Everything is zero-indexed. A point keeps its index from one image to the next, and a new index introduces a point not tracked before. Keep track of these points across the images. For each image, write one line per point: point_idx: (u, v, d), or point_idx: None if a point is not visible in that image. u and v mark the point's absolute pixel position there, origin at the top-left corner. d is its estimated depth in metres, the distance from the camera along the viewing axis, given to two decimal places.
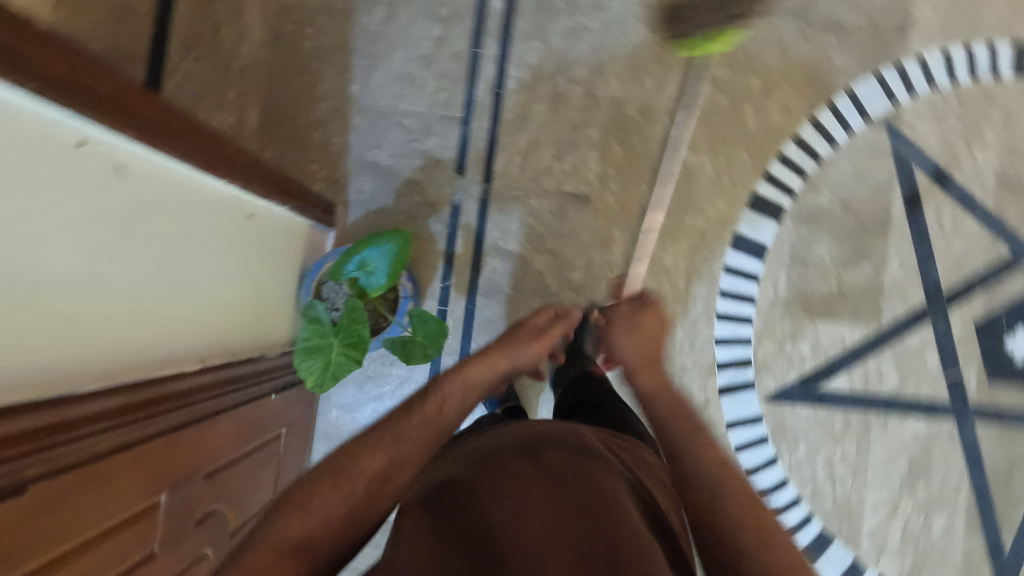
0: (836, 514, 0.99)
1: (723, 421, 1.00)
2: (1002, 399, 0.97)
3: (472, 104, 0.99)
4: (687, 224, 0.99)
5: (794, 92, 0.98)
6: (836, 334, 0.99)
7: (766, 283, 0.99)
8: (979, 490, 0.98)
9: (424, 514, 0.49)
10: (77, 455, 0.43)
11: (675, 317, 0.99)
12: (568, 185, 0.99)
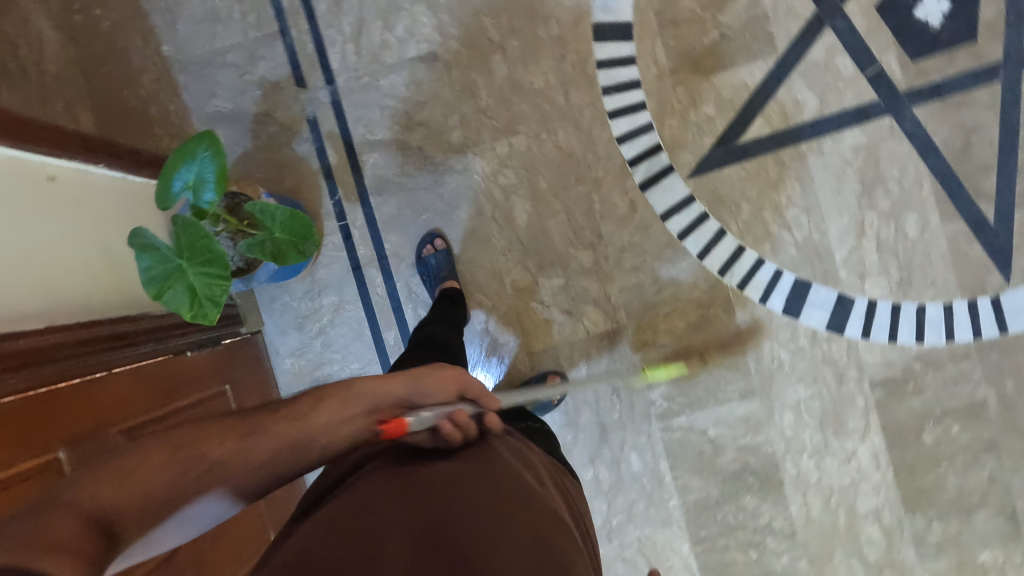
0: (806, 260, 0.93)
1: (657, 215, 0.94)
2: (930, 70, 0.91)
3: (282, 12, 0.94)
4: (543, 37, 0.93)
5: None
6: (737, 80, 0.92)
7: (645, 60, 0.93)
8: (942, 174, 0.91)
9: (408, 518, 0.46)
10: None
11: (568, 135, 0.94)
12: (410, 50, 0.94)
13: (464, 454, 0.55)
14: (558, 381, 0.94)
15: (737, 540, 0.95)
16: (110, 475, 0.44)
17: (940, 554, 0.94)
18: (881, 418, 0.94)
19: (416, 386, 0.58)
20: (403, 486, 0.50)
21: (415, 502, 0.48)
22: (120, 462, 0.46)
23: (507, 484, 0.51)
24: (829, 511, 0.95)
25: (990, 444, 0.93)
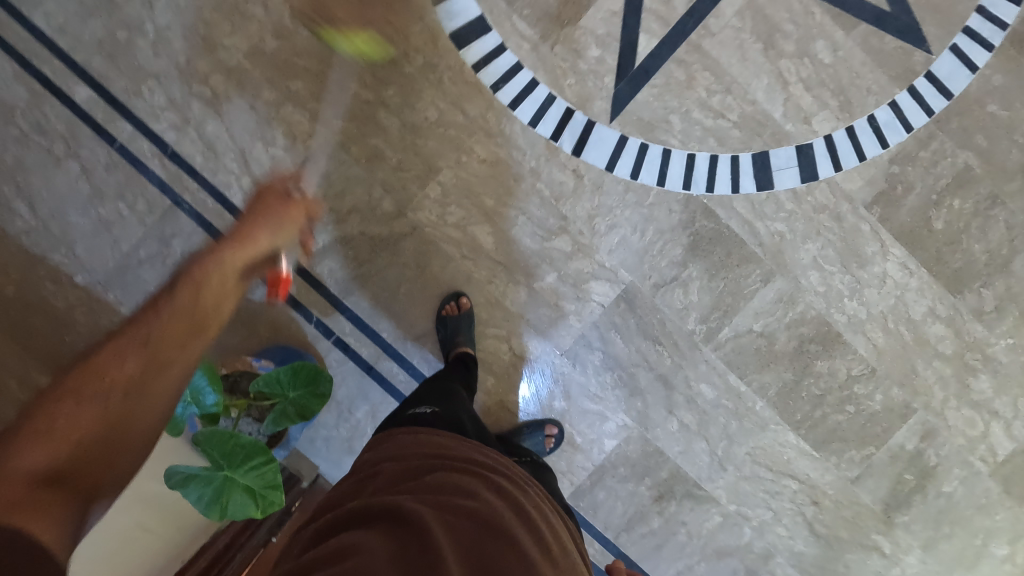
0: (752, 134, 0.94)
1: (603, 170, 0.94)
2: None
3: (166, 184, 0.91)
4: (412, 71, 0.91)
5: None
6: (603, 11, 0.92)
7: (514, 40, 0.91)
8: None
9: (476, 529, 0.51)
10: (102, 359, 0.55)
11: (485, 144, 0.92)
12: (302, 152, 0.91)
13: (527, 500, 0.60)
14: (554, 430, 0.96)
15: (830, 404, 0.98)
16: (117, 361, 0.53)
17: (1002, 314, 0.97)
18: (892, 230, 0.96)
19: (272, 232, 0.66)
20: (485, 506, 0.55)
21: (500, 542, 0.51)
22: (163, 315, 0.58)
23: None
24: (893, 333, 0.97)
25: (991, 198, 0.96)
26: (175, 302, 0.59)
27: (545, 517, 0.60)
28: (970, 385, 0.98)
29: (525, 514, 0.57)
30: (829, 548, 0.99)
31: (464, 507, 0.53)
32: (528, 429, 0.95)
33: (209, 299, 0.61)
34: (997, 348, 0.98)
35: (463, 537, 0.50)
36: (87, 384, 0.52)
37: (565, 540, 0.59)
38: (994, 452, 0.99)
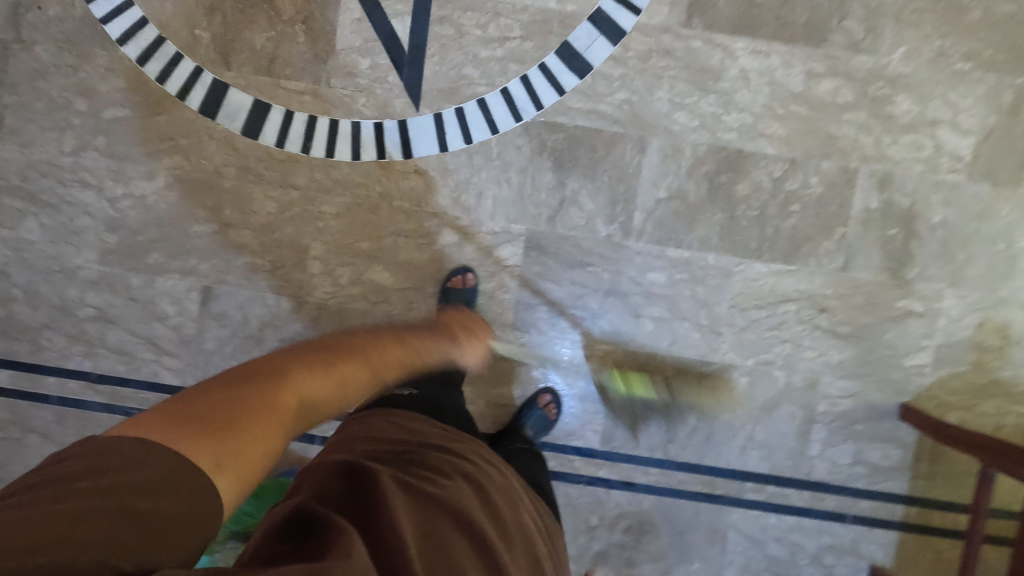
0: (543, 35, 0.92)
1: (440, 153, 0.94)
2: None
3: (110, 403, 0.97)
4: (233, 184, 0.95)
5: (91, 62, 0.93)
6: (348, 24, 0.92)
7: (295, 101, 0.93)
8: None
9: (442, 516, 0.57)
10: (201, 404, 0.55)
11: (330, 200, 0.95)
12: (193, 307, 0.96)
13: (499, 493, 0.65)
14: (549, 399, 0.96)
15: (775, 215, 0.93)
16: (297, 390, 0.61)
17: (877, 31, 0.91)
18: (724, 29, 0.92)
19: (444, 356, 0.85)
20: (455, 495, 0.60)
21: (451, 521, 0.57)
22: (317, 381, 0.64)
23: (522, 563, 0.58)
24: (789, 116, 0.92)
25: None
26: (345, 371, 0.68)
27: (514, 505, 0.65)
28: (892, 114, 0.92)
29: (492, 497, 0.63)
30: (864, 341, 0.95)
31: (438, 482, 0.60)
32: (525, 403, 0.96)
33: (338, 381, 0.67)
34: (894, 64, 0.92)
35: (431, 508, 0.57)
36: (243, 395, 0.56)
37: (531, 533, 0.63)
38: (959, 158, 0.93)
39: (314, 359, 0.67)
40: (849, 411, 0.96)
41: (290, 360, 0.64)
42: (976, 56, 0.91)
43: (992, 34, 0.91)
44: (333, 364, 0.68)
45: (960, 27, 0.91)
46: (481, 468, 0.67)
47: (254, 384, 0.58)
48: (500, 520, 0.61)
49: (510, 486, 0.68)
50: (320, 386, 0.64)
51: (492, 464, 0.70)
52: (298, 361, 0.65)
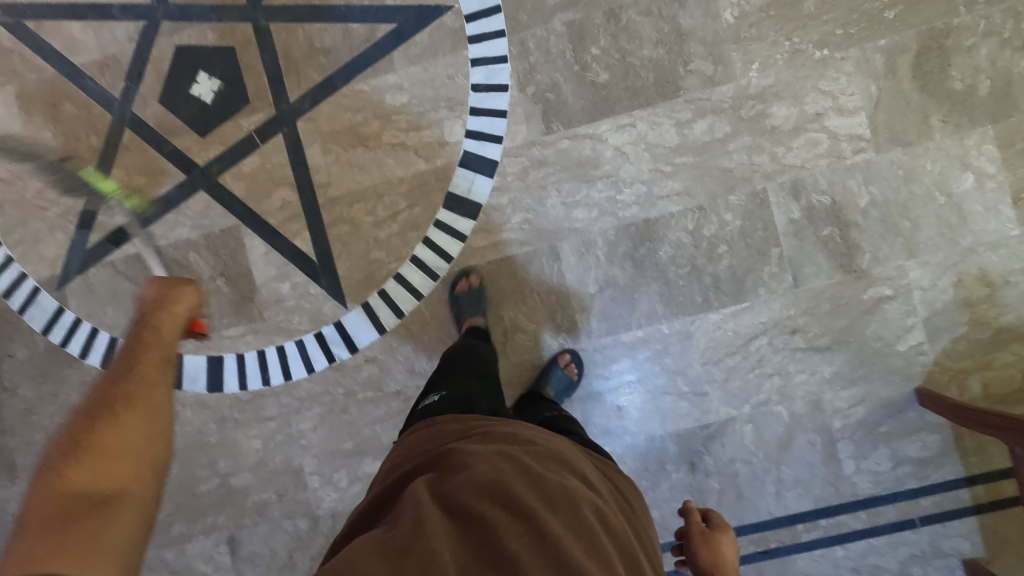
0: (427, 196, 0.97)
1: (381, 335, 0.98)
2: (256, 86, 0.99)
3: None
4: (217, 436, 1.01)
5: (67, 381, 1.03)
6: (258, 259, 1.00)
7: (240, 344, 1.00)
8: (350, 73, 0.97)
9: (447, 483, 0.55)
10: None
11: (303, 417, 0.99)
12: (224, 557, 1.01)
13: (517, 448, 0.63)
14: (568, 355, 0.94)
15: (706, 261, 0.93)
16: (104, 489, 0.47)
17: (724, 59, 0.92)
18: (583, 119, 0.94)
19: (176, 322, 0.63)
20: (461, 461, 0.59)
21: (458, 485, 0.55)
22: (110, 431, 0.51)
23: (529, 486, 0.55)
24: (677, 169, 0.93)
25: (610, 14, 0.93)
26: (130, 413, 0.53)
27: (539, 459, 0.61)
28: (774, 125, 0.91)
29: (538, 470, 0.59)
30: (849, 344, 0.91)
31: (473, 469, 0.56)
32: (546, 363, 0.94)
33: (128, 438, 0.52)
34: (754, 80, 0.92)
35: (460, 496, 0.53)
36: (76, 527, 0.44)
37: (561, 477, 0.59)
38: (859, 136, 0.90)
39: (104, 408, 0.53)
40: (867, 417, 0.91)
41: (69, 449, 0.49)
42: (829, 40, 0.90)
43: (834, 14, 0.90)
44: (118, 412, 0.53)
45: (801, 21, 0.91)
46: (528, 449, 0.63)
47: (81, 509, 0.46)
48: (544, 486, 0.56)
49: (567, 464, 0.63)
50: (103, 472, 0.48)
51: (553, 446, 0.67)
52: (73, 433, 0.51)
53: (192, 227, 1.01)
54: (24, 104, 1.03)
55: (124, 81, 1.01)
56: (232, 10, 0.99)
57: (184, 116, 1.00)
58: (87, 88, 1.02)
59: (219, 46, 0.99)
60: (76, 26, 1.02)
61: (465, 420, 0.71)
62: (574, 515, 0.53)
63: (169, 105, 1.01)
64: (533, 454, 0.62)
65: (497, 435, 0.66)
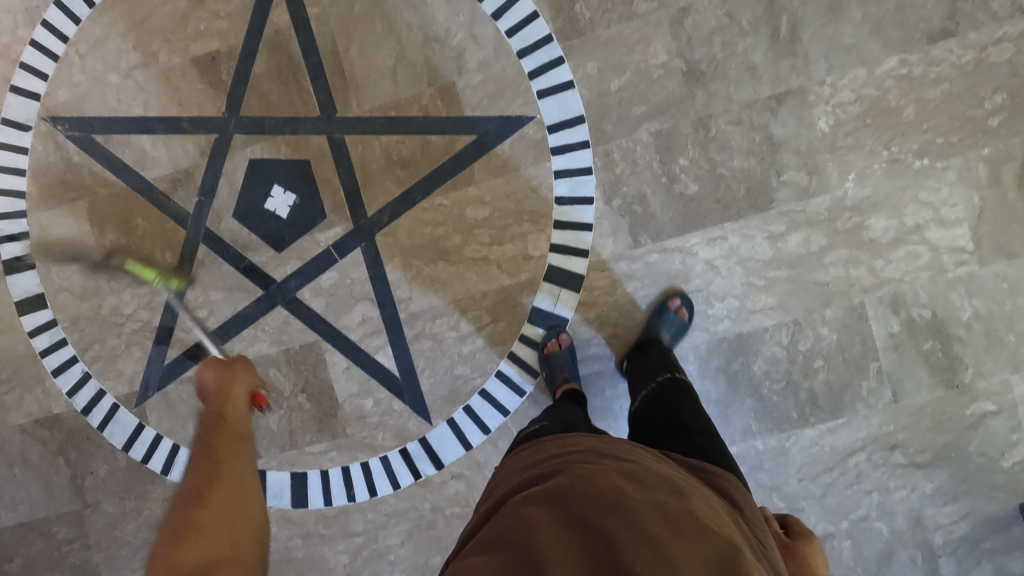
0: (511, 309, 0.95)
1: (467, 450, 0.97)
2: (332, 200, 0.97)
3: None
4: (302, 552, 1.01)
5: (150, 496, 1.03)
6: (340, 374, 0.98)
7: (324, 461, 0.99)
8: (430, 185, 0.95)
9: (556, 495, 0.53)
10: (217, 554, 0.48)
11: (390, 534, 0.99)
12: None
13: (616, 460, 0.61)
14: (677, 301, 0.90)
15: (801, 375, 0.91)
16: (228, 547, 0.48)
17: (820, 169, 0.89)
18: (672, 231, 0.92)
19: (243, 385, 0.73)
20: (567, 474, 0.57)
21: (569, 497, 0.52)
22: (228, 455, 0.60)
23: (644, 497, 0.52)
24: (771, 284, 0.90)
25: (699, 123, 0.90)
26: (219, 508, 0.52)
27: (644, 468, 0.59)
28: (872, 236, 0.89)
29: (655, 490, 0.54)
30: (950, 460, 0.89)
31: (585, 483, 0.54)
32: (656, 311, 0.91)
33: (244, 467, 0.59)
34: (850, 190, 0.89)
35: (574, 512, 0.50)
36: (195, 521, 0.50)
37: (676, 488, 0.56)
38: (962, 248, 0.87)
39: (194, 497, 0.53)
40: (969, 533, 0.90)
41: (170, 536, 0.48)
42: (930, 148, 0.87)
43: (934, 123, 0.87)
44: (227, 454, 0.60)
45: (900, 130, 0.88)
46: (644, 470, 0.59)
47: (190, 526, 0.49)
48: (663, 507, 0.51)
49: (686, 485, 0.58)
50: (206, 534, 0.49)
51: (665, 469, 0.62)
52: (189, 487, 0.55)
53: (271, 342, 0.99)
54: (96, 220, 1.01)
55: (197, 196, 0.99)
56: (305, 121, 0.97)
57: (259, 231, 0.99)
58: (159, 203, 1.00)
59: (293, 159, 0.97)
60: (145, 140, 0.99)
61: (562, 440, 0.70)
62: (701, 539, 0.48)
63: (244, 218, 0.99)
64: (648, 472, 0.58)
65: (609, 453, 0.63)
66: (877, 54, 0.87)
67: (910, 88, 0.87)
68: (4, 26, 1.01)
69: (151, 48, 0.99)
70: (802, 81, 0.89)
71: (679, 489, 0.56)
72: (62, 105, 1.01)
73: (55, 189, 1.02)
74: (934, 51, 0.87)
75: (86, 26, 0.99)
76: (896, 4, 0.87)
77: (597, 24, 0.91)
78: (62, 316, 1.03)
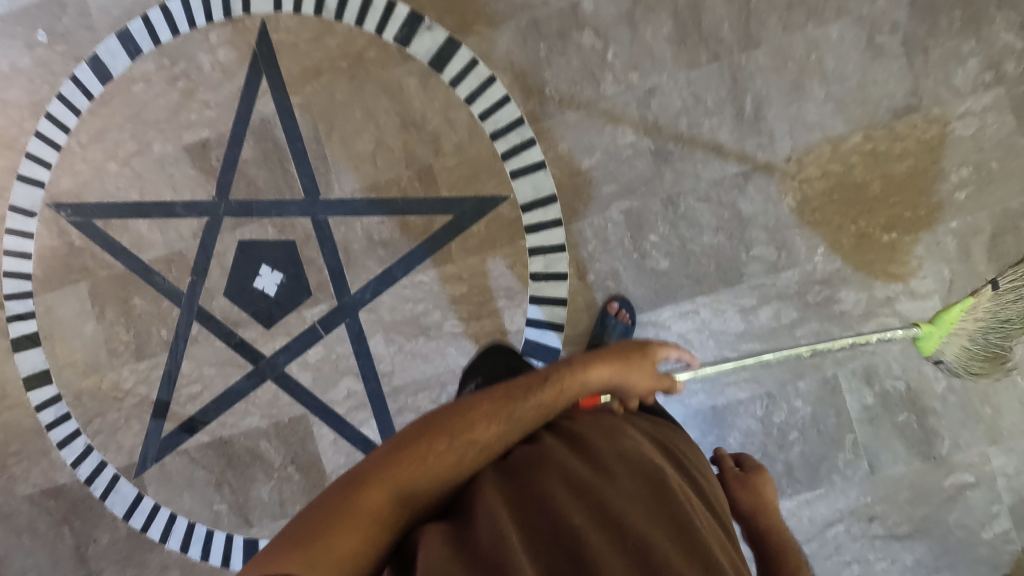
0: None
1: None
2: (317, 278, 1.01)
3: None
4: None
5: (150, 564, 1.07)
6: (328, 447, 1.02)
7: None
8: (410, 263, 0.99)
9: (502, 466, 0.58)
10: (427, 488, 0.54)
11: None
12: None
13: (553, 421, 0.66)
14: (617, 303, 0.93)
15: (777, 446, 0.91)
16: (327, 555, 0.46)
17: (789, 244, 0.90)
18: (646, 305, 0.93)
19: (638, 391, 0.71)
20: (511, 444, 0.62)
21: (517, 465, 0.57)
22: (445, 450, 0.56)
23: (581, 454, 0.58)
24: (745, 356, 0.92)
25: (669, 200, 0.93)
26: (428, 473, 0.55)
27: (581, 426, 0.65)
28: (843, 309, 0.90)
29: (591, 442, 0.61)
30: (930, 532, 0.89)
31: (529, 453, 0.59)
32: (599, 317, 0.94)
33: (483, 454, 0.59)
34: (820, 264, 0.90)
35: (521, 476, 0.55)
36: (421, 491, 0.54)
37: (613, 437, 0.62)
38: None
39: (395, 449, 0.56)
40: None
41: (392, 449, 0.56)
42: (897, 222, 0.88)
43: (901, 197, 0.88)
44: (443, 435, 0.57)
45: (867, 205, 0.89)
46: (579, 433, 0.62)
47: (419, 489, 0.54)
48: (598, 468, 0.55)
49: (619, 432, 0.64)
50: (393, 484, 0.53)
51: (600, 420, 0.67)
52: (436, 418, 0.60)
53: (262, 416, 1.03)
54: (97, 300, 1.06)
55: (190, 276, 1.04)
56: (291, 203, 1.01)
57: (249, 309, 1.03)
58: (155, 283, 1.05)
59: (280, 239, 1.01)
60: (142, 224, 1.05)
61: None
62: (637, 492, 0.53)
63: (234, 297, 1.03)
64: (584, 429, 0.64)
65: (557, 419, 0.67)
66: (841, 130, 0.89)
67: (875, 163, 0.88)
68: (11, 118, 1.07)
69: (146, 137, 1.04)
70: (768, 158, 0.91)
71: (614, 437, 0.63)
72: (65, 192, 1.06)
73: (59, 271, 1.07)
74: (898, 127, 0.88)
75: (87, 117, 1.05)
76: (858, 82, 0.88)
77: (567, 106, 0.94)
78: (66, 392, 1.08)
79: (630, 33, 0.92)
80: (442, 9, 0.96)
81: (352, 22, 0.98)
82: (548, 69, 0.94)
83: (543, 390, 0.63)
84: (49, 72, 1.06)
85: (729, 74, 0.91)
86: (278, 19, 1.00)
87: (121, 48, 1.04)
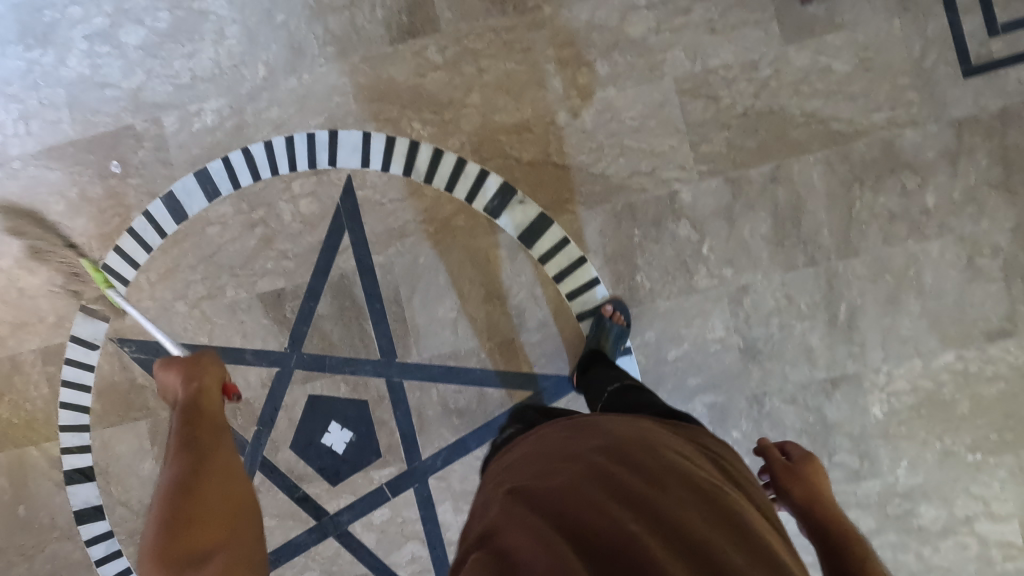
0: None
1: None
2: (387, 440, 0.99)
3: None
4: None
5: None
6: None
7: None
8: (486, 433, 0.97)
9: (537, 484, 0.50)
10: (212, 507, 0.60)
11: None
12: None
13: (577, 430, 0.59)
14: (612, 306, 0.92)
15: None
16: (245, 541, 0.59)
17: (873, 454, 0.90)
18: None
19: (201, 371, 0.74)
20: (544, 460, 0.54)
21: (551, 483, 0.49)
22: (204, 523, 0.58)
23: (616, 459, 0.52)
24: None
25: (754, 398, 0.92)
26: (229, 514, 0.60)
27: (608, 429, 0.58)
28: (922, 524, 0.90)
29: (626, 447, 0.53)
30: None
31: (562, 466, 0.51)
32: (595, 322, 0.92)
33: (215, 498, 0.61)
34: (902, 476, 0.90)
35: (556, 491, 0.48)
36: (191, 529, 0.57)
37: (644, 438, 0.56)
38: (1011, 543, 0.89)
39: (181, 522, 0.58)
40: None
41: (180, 529, 0.57)
42: (982, 443, 0.89)
43: (989, 418, 0.88)
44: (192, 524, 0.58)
45: (954, 423, 0.89)
46: (610, 432, 0.57)
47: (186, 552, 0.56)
48: (641, 465, 0.51)
49: (656, 437, 0.57)
50: (198, 541, 0.57)
51: (630, 425, 0.60)
52: (180, 485, 0.61)
53: (321, 573, 1.01)
54: (157, 440, 1.04)
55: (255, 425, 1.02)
56: (366, 362, 0.99)
57: (315, 464, 1.01)
58: None
59: (352, 398, 1.00)
60: None
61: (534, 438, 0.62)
62: (693, 495, 0.48)
63: (300, 451, 1.01)
64: (611, 431, 0.57)
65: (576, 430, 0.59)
66: (934, 347, 0.89)
67: (967, 383, 0.88)
68: (77, 248, 1.04)
69: (219, 280, 1.01)
70: (858, 367, 0.90)
71: (646, 438, 0.56)
72: (129, 328, 1.03)
73: (119, 407, 1.04)
74: (991, 350, 0.88)
75: (156, 254, 1.03)
76: (955, 300, 0.88)
77: (657, 294, 0.93)
78: (119, 529, 1.05)
79: (727, 229, 0.92)
80: (535, 184, 0.95)
81: (441, 187, 0.97)
82: (640, 256, 0.93)
83: (204, 425, 0.68)
84: (120, 205, 1.03)
85: (825, 280, 0.90)
86: (364, 175, 0.98)
87: (198, 187, 1.01)
